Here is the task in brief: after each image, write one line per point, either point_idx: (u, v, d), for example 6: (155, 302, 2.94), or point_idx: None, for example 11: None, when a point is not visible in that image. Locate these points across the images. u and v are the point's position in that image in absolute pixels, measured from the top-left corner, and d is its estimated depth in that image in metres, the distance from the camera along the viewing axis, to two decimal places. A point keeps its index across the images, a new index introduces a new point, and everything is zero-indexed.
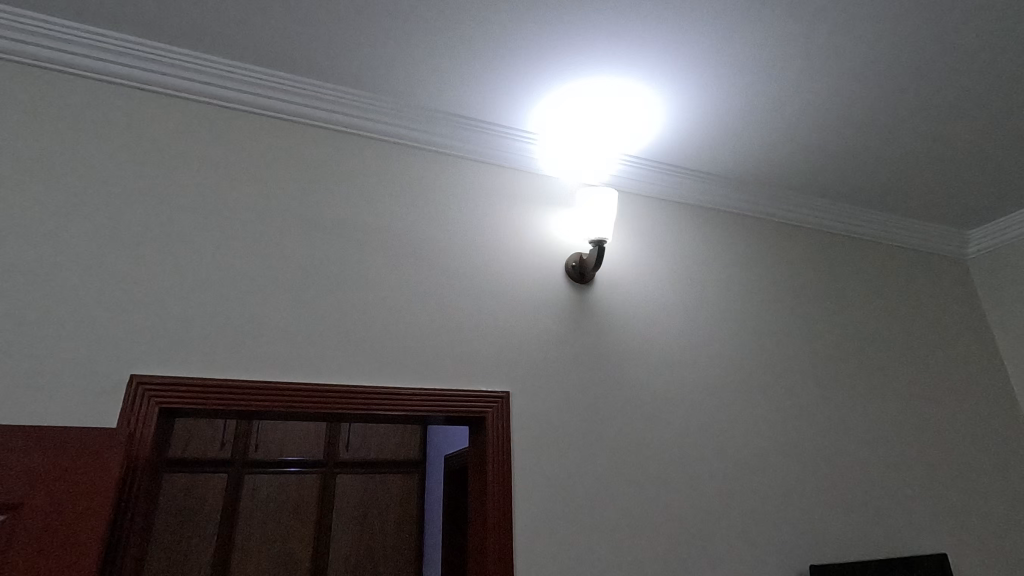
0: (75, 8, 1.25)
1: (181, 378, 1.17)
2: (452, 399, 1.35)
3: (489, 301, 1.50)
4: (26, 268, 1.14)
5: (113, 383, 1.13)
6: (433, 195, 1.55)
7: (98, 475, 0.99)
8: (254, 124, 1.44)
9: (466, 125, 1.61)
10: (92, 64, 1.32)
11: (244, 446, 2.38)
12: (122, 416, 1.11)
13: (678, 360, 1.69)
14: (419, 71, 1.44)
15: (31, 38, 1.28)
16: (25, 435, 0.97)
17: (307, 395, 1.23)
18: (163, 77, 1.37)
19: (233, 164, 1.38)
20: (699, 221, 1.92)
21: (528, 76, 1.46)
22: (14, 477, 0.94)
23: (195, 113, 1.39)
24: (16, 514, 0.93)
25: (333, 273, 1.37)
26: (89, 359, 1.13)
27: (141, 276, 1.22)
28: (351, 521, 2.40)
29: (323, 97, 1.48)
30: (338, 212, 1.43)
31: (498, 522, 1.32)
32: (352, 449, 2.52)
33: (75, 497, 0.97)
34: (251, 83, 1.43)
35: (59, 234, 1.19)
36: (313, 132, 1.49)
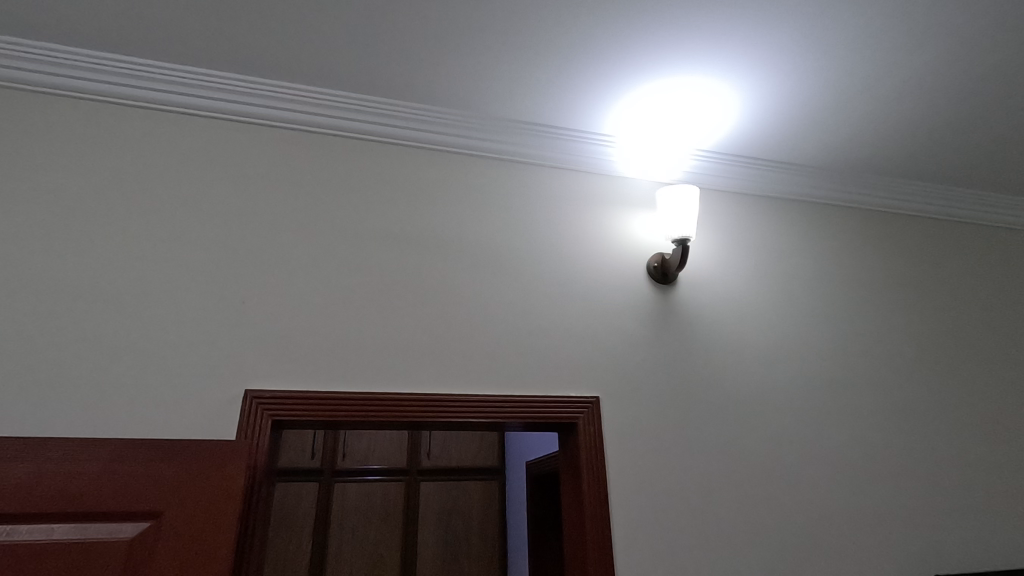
0: (181, 52, 1.36)
1: (289, 392, 1.23)
2: (544, 405, 1.36)
3: (572, 306, 1.50)
4: (151, 295, 1.24)
5: (231, 398, 1.21)
6: (510, 203, 1.57)
7: (225, 484, 1.05)
8: (340, 146, 1.51)
9: (541, 133, 1.62)
10: (196, 102, 1.43)
11: (332, 455, 2.48)
12: (240, 428, 1.18)
13: (769, 359, 1.63)
14: (493, 83, 1.46)
15: (145, 84, 1.40)
16: (159, 446, 1.04)
17: (406, 404, 1.27)
18: (258, 109, 1.46)
19: (323, 186, 1.45)
20: (782, 213, 1.85)
21: (601, 80, 1.45)
22: (154, 487, 1.02)
23: (287, 141, 1.47)
24: (158, 521, 1.01)
25: (421, 285, 1.41)
26: (208, 376, 1.21)
27: (248, 297, 1.30)
28: (436, 527, 2.44)
29: (402, 115, 1.54)
30: (422, 225, 1.47)
31: (596, 528, 1.31)
32: (433, 457, 2.57)
33: (208, 503, 1.03)
34: (336, 108, 1.50)
35: (177, 261, 1.29)
36: (393, 150, 1.54)
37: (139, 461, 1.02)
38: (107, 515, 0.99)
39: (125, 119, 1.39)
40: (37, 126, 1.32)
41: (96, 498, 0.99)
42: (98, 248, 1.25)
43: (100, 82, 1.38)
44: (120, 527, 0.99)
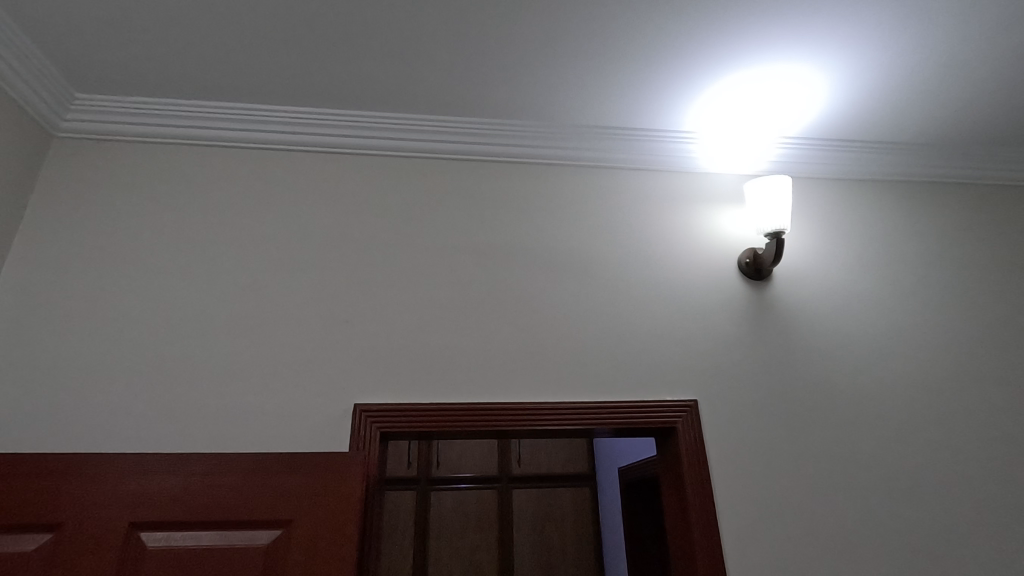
0: (279, 93, 1.47)
1: (394, 405, 1.29)
2: (641, 411, 1.34)
3: (662, 308, 1.48)
4: (266, 319, 1.34)
5: (341, 412, 1.28)
6: (591, 209, 1.57)
7: (344, 493, 1.12)
8: (425, 167, 1.57)
9: (619, 137, 1.62)
10: (293, 138, 1.54)
11: (427, 464, 2.56)
12: (352, 440, 1.25)
13: (881, 354, 1.52)
14: (569, 92, 1.48)
15: (249, 125, 1.52)
16: (285, 460, 1.12)
17: (504, 412, 1.30)
18: (348, 138, 1.55)
19: (412, 206, 1.52)
20: (882, 196, 1.73)
21: (679, 78, 1.43)
22: (282, 497, 1.10)
23: (376, 166, 1.55)
24: (288, 528, 1.08)
25: (511, 296, 1.44)
26: (319, 393, 1.29)
27: (351, 316, 1.37)
28: (530, 534, 2.46)
29: (481, 132, 1.58)
30: (507, 237, 1.50)
31: (705, 535, 1.27)
32: (524, 464, 2.60)
33: (331, 513, 1.10)
34: (418, 131, 1.56)
35: (286, 286, 1.38)
36: (475, 167, 1.59)
37: (269, 472, 1.11)
38: (245, 524, 1.07)
39: (233, 159, 1.51)
40: (162, 173, 1.47)
41: (235, 507, 1.08)
42: (218, 278, 1.37)
43: (211, 128, 1.51)
44: (257, 534, 1.07)
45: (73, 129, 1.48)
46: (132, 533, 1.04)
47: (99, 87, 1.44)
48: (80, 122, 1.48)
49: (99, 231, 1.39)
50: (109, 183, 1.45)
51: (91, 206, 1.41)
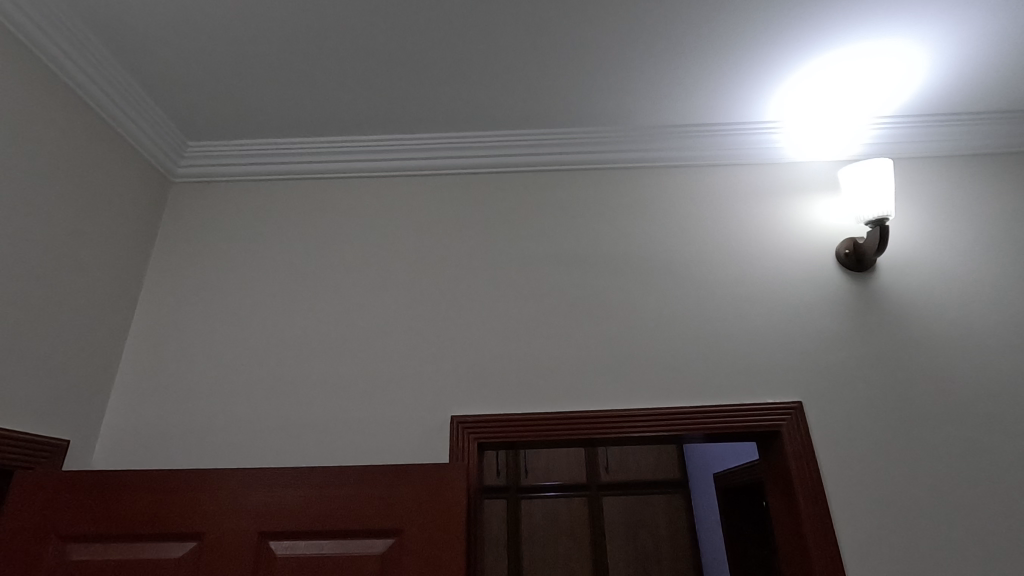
0: (363, 124, 1.56)
1: (489, 416, 1.32)
2: (741, 414, 1.30)
3: (755, 307, 1.42)
4: (364, 337, 1.42)
5: (439, 424, 1.33)
6: (671, 210, 1.55)
7: (449, 503, 1.15)
8: (502, 181, 1.61)
9: (698, 134, 1.59)
10: (377, 164, 1.62)
11: (515, 473, 2.58)
12: (451, 452, 1.29)
13: (1010, 343, 1.38)
14: (643, 94, 1.47)
15: (337, 156, 1.62)
16: (392, 472, 1.17)
17: (597, 420, 1.30)
18: (428, 160, 1.62)
19: (492, 220, 1.55)
20: (998, 172, 1.57)
21: (758, 69, 1.39)
22: (393, 507, 1.14)
23: (455, 184, 1.61)
24: (400, 537, 1.13)
25: (595, 302, 1.44)
26: (417, 407, 1.34)
27: (441, 331, 1.42)
28: (624, 542, 2.42)
29: (555, 142, 1.60)
30: (588, 244, 1.51)
31: (821, 544, 1.19)
32: (612, 471, 2.57)
33: (438, 523, 1.14)
34: (494, 146, 1.60)
35: (380, 305, 1.46)
36: (551, 177, 1.61)
37: (378, 484, 1.16)
38: (361, 533, 1.13)
39: (324, 189, 1.61)
40: (264, 207, 1.59)
41: (351, 517, 1.13)
42: (319, 302, 1.46)
43: (303, 162, 1.62)
44: (372, 542, 1.13)
45: (187, 174, 1.64)
46: (262, 543, 1.12)
47: (207, 134, 1.59)
48: (192, 167, 1.64)
49: (214, 264, 1.52)
50: (219, 219, 1.58)
51: (205, 241, 1.56)
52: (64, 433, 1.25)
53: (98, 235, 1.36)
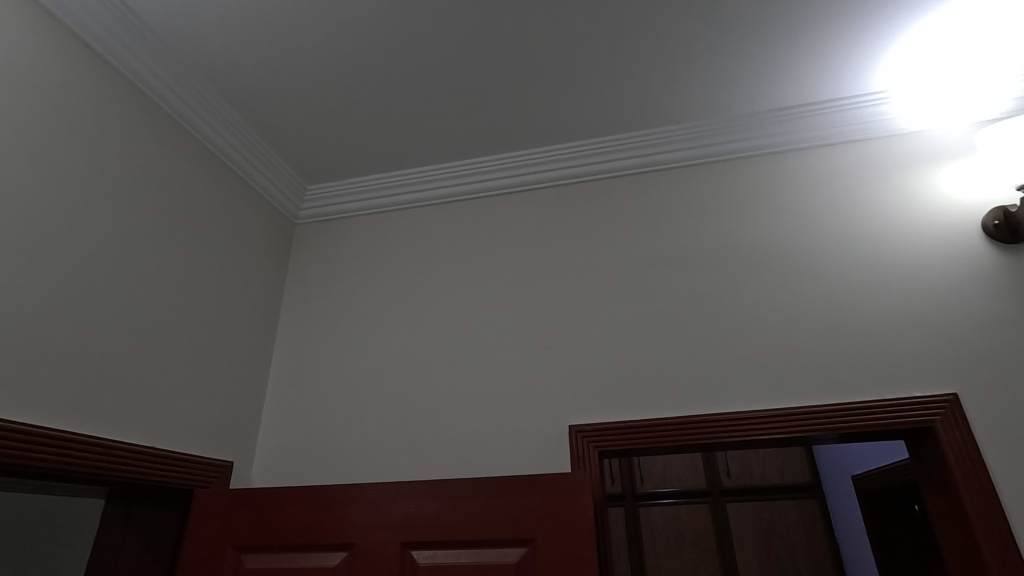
0: (460, 149, 1.64)
1: (608, 423, 1.32)
2: (884, 410, 1.20)
3: (888, 293, 1.31)
4: (479, 353, 1.48)
5: (559, 434, 1.34)
6: (780, 199, 1.48)
7: (578, 511, 1.16)
8: (598, 189, 1.61)
9: (804, 115, 1.50)
10: (475, 186, 1.69)
11: (631, 480, 2.51)
12: (573, 461, 1.30)
13: None
14: (738, 84, 1.42)
15: (438, 183, 1.71)
16: (520, 482, 1.20)
17: (722, 424, 1.25)
18: (522, 176, 1.66)
19: (592, 228, 1.56)
20: None
21: (865, 40, 1.30)
22: (523, 517, 1.17)
23: (551, 196, 1.64)
24: (533, 546, 1.15)
25: (707, 302, 1.40)
26: (536, 418, 1.37)
27: (552, 342, 1.45)
28: (756, 551, 2.29)
29: (648, 143, 1.58)
30: (693, 243, 1.48)
31: (999, 552, 1.06)
32: (735, 476, 2.45)
33: (568, 531, 1.15)
34: (587, 154, 1.62)
35: (491, 321, 1.51)
36: (647, 178, 1.59)
37: (508, 494, 1.19)
38: (494, 542, 1.17)
39: (427, 216, 1.71)
40: (375, 239, 1.71)
41: (485, 526, 1.18)
42: (433, 322, 1.55)
43: (408, 192, 1.73)
44: (506, 551, 1.16)
45: (308, 216, 1.80)
46: (406, 552, 1.19)
47: (322, 177, 1.75)
48: (311, 210, 1.80)
49: (338, 295, 1.66)
50: (338, 253, 1.72)
51: (328, 275, 1.70)
52: (227, 455, 1.42)
53: (240, 277, 1.54)
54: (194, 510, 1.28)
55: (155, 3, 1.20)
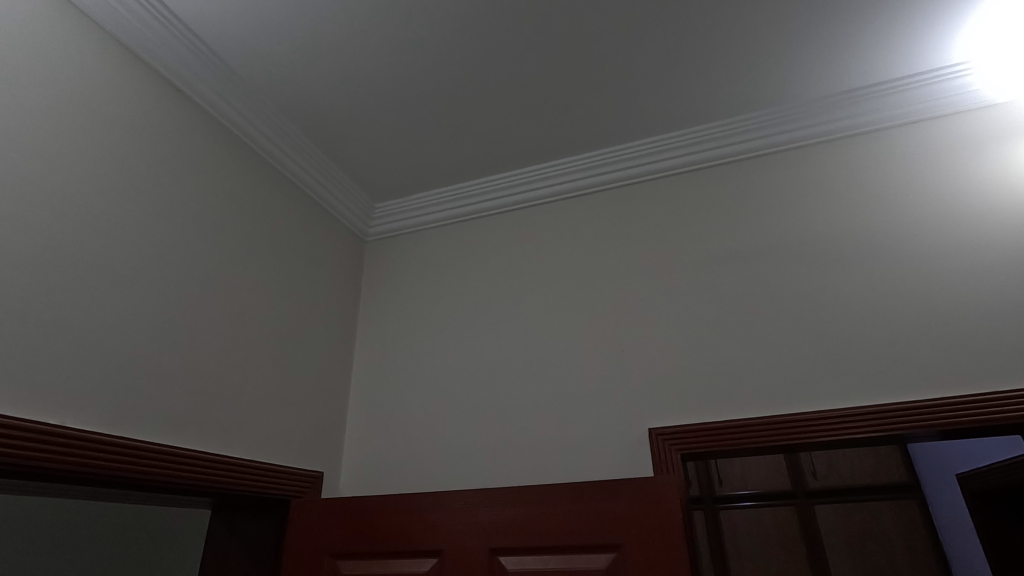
0: (521, 158, 1.66)
1: (689, 425, 1.29)
2: (994, 403, 1.11)
3: (990, 276, 1.22)
4: (551, 358, 1.49)
5: (638, 437, 1.33)
6: (859, 183, 1.41)
7: (665, 516, 1.14)
8: (662, 186, 1.59)
9: (884, 93, 1.42)
10: (537, 192, 1.70)
11: (708, 483, 2.43)
12: (655, 464, 1.28)
13: None
14: (806, 69, 1.37)
15: (500, 191, 1.73)
16: (603, 487, 1.19)
17: (812, 422, 1.20)
18: (584, 179, 1.66)
19: (659, 226, 1.55)
20: None
21: (945, 10, 1.22)
22: (609, 522, 1.17)
23: (615, 197, 1.63)
24: (620, 551, 1.14)
25: (785, 296, 1.35)
26: (614, 421, 1.36)
27: (625, 344, 1.44)
28: (849, 556, 2.17)
29: (713, 136, 1.55)
30: (767, 236, 1.43)
31: None
32: (821, 476, 2.33)
33: (656, 535, 1.13)
34: (649, 152, 1.60)
35: (561, 325, 1.52)
36: (714, 172, 1.56)
37: (592, 499, 1.19)
38: (581, 547, 1.17)
39: (491, 225, 1.73)
40: (442, 251, 1.76)
41: (571, 531, 1.18)
42: (504, 329, 1.57)
43: (471, 203, 1.76)
44: (594, 557, 1.16)
45: (377, 232, 1.87)
46: (494, 558, 1.21)
47: (389, 194, 1.82)
48: (379, 227, 1.87)
49: (410, 307, 1.71)
50: (408, 267, 1.78)
51: (399, 288, 1.76)
52: (317, 465, 1.49)
53: (320, 295, 1.62)
54: (292, 518, 1.35)
55: (236, 45, 1.30)
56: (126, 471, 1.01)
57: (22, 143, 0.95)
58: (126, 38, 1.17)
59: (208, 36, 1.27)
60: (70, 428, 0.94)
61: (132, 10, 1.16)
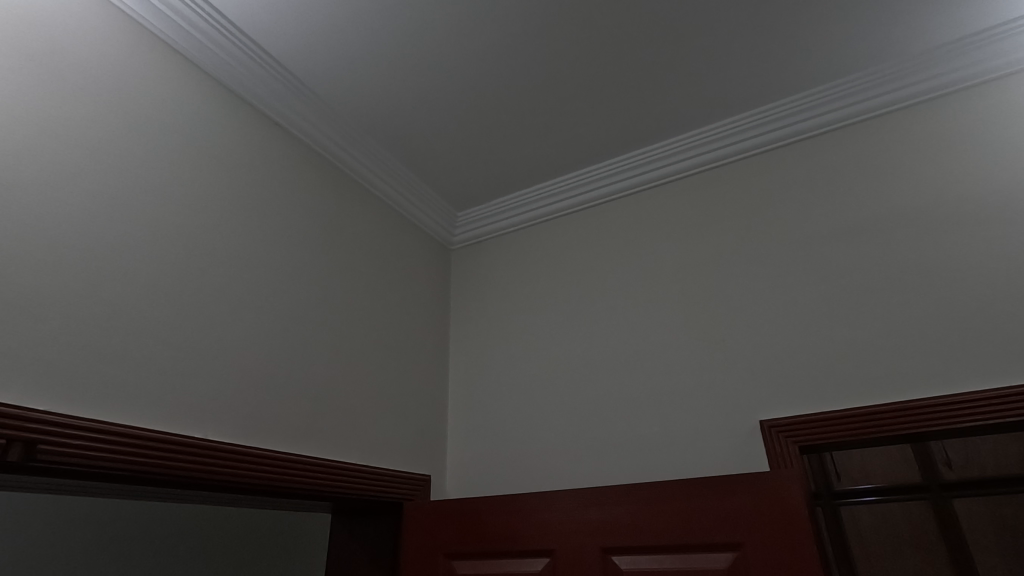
0: (600, 153, 1.65)
1: (805, 415, 1.21)
2: None
3: None
4: (647, 353, 1.45)
5: (749, 430, 1.27)
6: (983, 137, 1.29)
7: (788, 512, 1.08)
8: (753, 166, 1.53)
9: (1006, 36, 1.30)
10: (619, 185, 1.68)
11: (824, 476, 2.25)
12: (770, 458, 1.22)
13: None
14: (911, 22, 1.27)
15: (582, 188, 1.73)
16: (717, 483, 1.15)
17: (949, 407, 1.10)
18: (668, 167, 1.62)
19: (753, 208, 1.48)
20: None
21: None
22: (726, 520, 1.12)
23: (702, 182, 1.58)
24: (742, 551, 1.09)
25: (905, 269, 1.25)
26: (720, 414, 1.31)
27: (726, 333, 1.38)
28: (998, 552, 1.97)
29: (806, 106, 1.47)
30: (878, 207, 1.33)
31: None
32: (957, 467, 2.11)
33: (781, 533, 1.07)
34: (737, 131, 1.53)
35: (655, 318, 1.48)
36: (810, 145, 1.48)
37: (705, 496, 1.14)
38: (699, 547, 1.12)
39: (574, 223, 1.73)
40: (527, 253, 1.77)
41: (686, 530, 1.14)
42: (595, 326, 1.56)
43: (553, 203, 1.77)
44: (713, 557, 1.11)
45: (461, 240, 1.92)
46: (607, 557, 1.19)
47: (470, 202, 1.86)
48: (464, 234, 1.91)
49: (499, 311, 1.74)
50: (494, 272, 1.81)
51: (488, 293, 1.79)
52: (424, 469, 1.55)
53: (415, 305, 1.69)
54: (406, 520, 1.41)
55: (326, 78, 1.38)
56: (260, 478, 1.10)
57: (155, 187, 1.08)
58: (231, 82, 1.28)
59: (299, 71, 1.36)
60: (211, 442, 1.04)
61: (235, 56, 1.27)
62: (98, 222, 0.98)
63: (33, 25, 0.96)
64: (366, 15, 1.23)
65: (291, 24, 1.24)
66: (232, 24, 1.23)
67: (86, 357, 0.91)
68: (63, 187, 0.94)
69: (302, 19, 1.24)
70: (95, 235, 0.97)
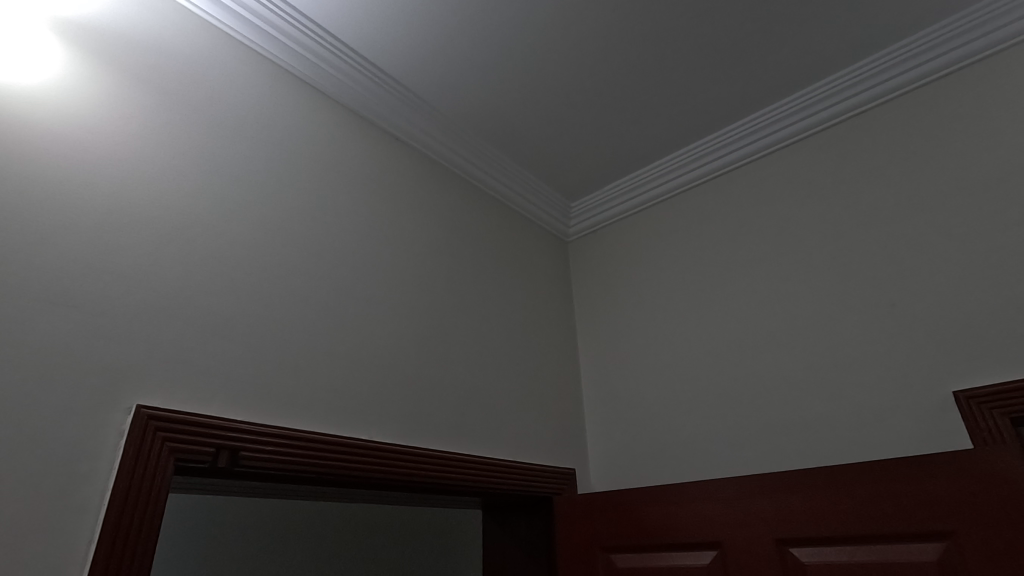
0: (721, 120, 1.54)
1: (1015, 382, 1.03)
2: None
3: None
4: (801, 327, 1.33)
5: (940, 404, 1.11)
6: None
7: (1012, 494, 0.92)
8: (906, 106, 1.35)
9: None
10: (745, 150, 1.56)
11: None
12: (974, 434, 1.05)
13: None
14: None
15: (703, 159, 1.63)
16: (912, 464, 1.01)
17: None
18: (801, 122, 1.48)
19: (913, 153, 1.30)
20: None
21: None
22: (930, 505, 0.98)
23: (844, 133, 1.42)
24: (955, 539, 0.95)
25: None
26: (900, 389, 1.16)
27: (896, 297, 1.23)
28: None
29: (970, 26, 1.27)
30: None
31: None
32: None
33: (1004, 518, 0.92)
34: (882, 70, 1.37)
35: (806, 288, 1.35)
36: (978, 70, 1.28)
37: (899, 479, 1.02)
38: (898, 536, 0.99)
39: (699, 198, 1.63)
40: (650, 236, 1.70)
41: (879, 518, 1.01)
42: (736, 304, 1.46)
43: (672, 179, 1.68)
44: (919, 548, 0.97)
45: (578, 230, 1.89)
46: (784, 549, 1.09)
47: (584, 191, 1.82)
48: (580, 225, 1.88)
49: (626, 298, 1.69)
50: (616, 259, 1.76)
51: (611, 281, 1.75)
52: (567, 463, 1.54)
53: (541, 301, 1.69)
54: (559, 513, 1.41)
55: (440, 88, 1.43)
56: (422, 476, 1.15)
57: (306, 211, 1.17)
58: (359, 107, 1.36)
59: (415, 86, 1.41)
60: (378, 443, 1.10)
61: (361, 82, 1.34)
62: (264, 249, 1.07)
63: (198, 82, 1.09)
64: (474, 19, 1.25)
65: (407, 42, 1.29)
66: (355, 51, 1.30)
67: (270, 371, 1.00)
68: (233, 220, 1.05)
69: (416, 35, 1.28)
70: (263, 259, 1.07)
